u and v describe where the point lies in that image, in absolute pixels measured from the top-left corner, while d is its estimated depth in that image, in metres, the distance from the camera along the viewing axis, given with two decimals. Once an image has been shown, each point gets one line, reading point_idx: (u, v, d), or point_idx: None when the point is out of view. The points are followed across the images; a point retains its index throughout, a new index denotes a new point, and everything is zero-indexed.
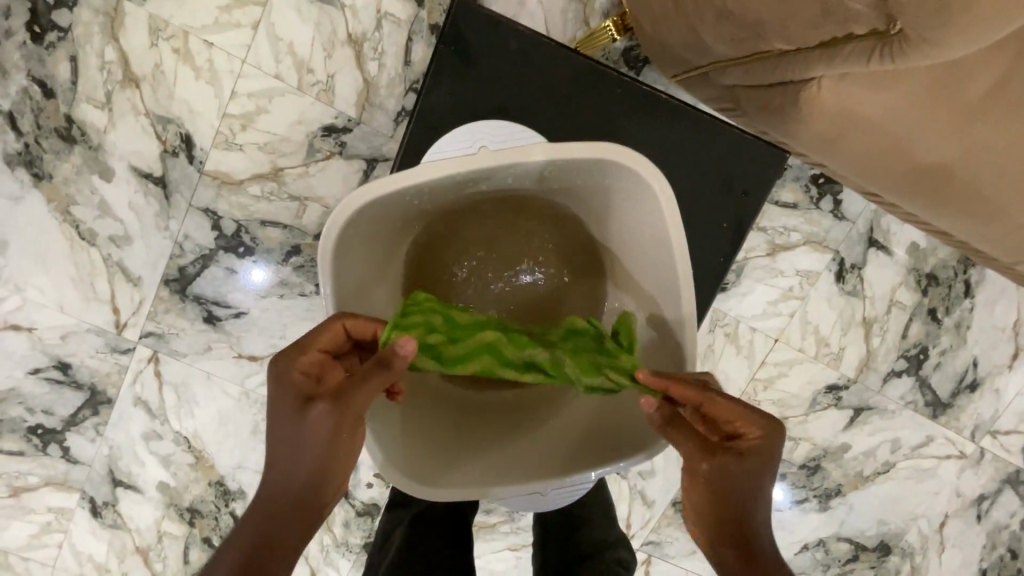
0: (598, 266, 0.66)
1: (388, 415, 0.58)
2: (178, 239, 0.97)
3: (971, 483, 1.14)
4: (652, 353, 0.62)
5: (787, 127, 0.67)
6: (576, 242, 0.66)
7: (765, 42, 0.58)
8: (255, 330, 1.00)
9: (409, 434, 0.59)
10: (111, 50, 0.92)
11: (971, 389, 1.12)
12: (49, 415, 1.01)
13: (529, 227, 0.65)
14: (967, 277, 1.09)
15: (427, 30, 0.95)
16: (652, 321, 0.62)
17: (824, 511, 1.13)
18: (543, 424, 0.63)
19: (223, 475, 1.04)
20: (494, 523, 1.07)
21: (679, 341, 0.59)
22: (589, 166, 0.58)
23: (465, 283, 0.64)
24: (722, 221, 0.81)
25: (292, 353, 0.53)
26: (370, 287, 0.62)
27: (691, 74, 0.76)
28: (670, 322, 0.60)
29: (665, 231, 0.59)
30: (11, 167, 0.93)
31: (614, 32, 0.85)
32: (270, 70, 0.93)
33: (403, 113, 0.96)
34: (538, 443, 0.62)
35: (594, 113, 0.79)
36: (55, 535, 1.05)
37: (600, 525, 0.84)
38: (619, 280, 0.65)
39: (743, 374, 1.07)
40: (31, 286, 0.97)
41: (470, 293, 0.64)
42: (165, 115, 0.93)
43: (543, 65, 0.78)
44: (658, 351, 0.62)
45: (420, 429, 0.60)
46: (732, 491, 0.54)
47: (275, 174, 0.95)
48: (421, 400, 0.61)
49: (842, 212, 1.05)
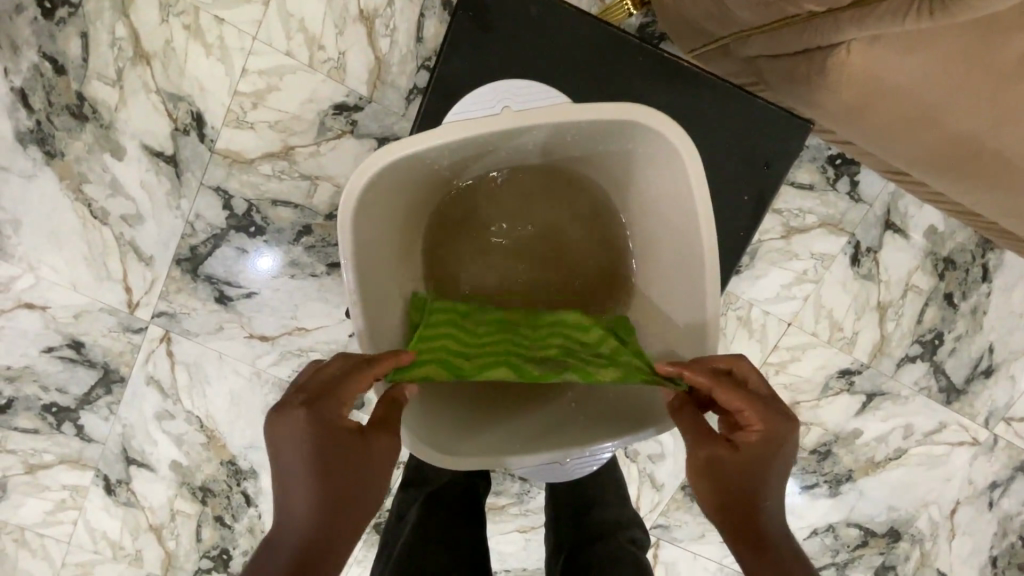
0: (616, 237, 0.67)
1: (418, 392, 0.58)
2: (190, 218, 0.97)
3: (982, 470, 1.14)
4: (673, 327, 0.61)
5: (810, 98, 0.66)
6: (597, 210, 0.67)
7: (795, 6, 0.56)
8: (266, 310, 1.00)
9: (429, 410, 0.59)
10: (123, 26, 0.91)
11: (986, 374, 1.11)
12: (63, 393, 1.02)
13: (548, 200, 0.67)
14: (986, 262, 1.07)
15: (439, 6, 0.93)
16: (674, 294, 0.61)
17: (835, 496, 1.13)
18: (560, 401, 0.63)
19: (235, 454, 1.05)
20: (503, 505, 1.07)
21: (701, 311, 0.58)
22: (613, 129, 0.57)
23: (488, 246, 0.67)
24: (743, 194, 0.80)
25: (329, 395, 0.49)
26: (389, 254, 0.62)
27: (710, 47, 0.75)
28: (691, 293, 0.59)
29: (691, 199, 0.57)
30: (24, 145, 0.93)
31: (630, 6, 0.83)
32: (282, 47, 0.92)
33: (415, 90, 0.95)
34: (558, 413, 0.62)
35: (613, 87, 0.78)
36: (70, 512, 1.06)
37: (612, 504, 0.84)
38: (639, 250, 0.66)
39: (755, 358, 1.07)
40: (44, 264, 0.97)
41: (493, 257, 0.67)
42: (177, 93, 0.93)
43: (560, 37, 0.77)
44: (680, 325, 0.60)
45: (437, 405, 0.60)
46: (734, 488, 0.53)
47: (287, 153, 0.95)
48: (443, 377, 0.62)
49: (859, 194, 1.03)
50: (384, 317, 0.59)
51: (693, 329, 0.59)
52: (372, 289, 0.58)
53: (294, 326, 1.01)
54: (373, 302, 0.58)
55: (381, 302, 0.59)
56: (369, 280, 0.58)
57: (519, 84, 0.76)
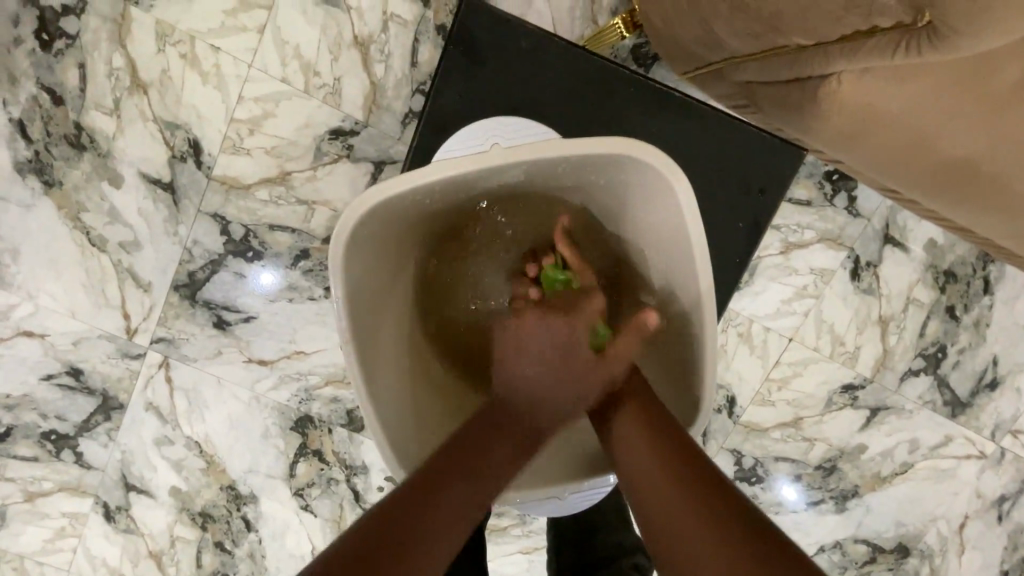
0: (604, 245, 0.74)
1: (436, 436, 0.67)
2: (187, 245, 0.97)
3: (991, 483, 1.12)
4: (667, 328, 0.68)
5: (805, 124, 0.67)
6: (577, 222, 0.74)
7: (782, 36, 0.57)
8: (264, 334, 1.00)
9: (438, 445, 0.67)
10: (120, 56, 0.92)
11: (991, 387, 1.10)
12: (62, 421, 1.01)
13: (524, 228, 0.74)
14: (987, 274, 1.07)
15: (434, 31, 0.94)
16: (672, 299, 0.67)
17: (841, 512, 1.11)
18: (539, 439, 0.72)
19: (235, 479, 1.04)
20: (506, 526, 1.06)
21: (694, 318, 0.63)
22: (606, 161, 0.60)
23: (475, 259, 0.75)
24: (738, 220, 0.82)
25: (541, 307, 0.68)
26: (377, 284, 0.66)
27: (703, 71, 0.75)
28: (687, 302, 0.64)
29: (683, 221, 0.61)
30: (22, 175, 0.94)
31: (623, 30, 0.84)
32: (277, 74, 0.93)
33: (410, 114, 0.95)
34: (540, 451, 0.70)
35: (605, 115, 0.80)
36: (70, 540, 1.06)
37: (618, 528, 0.83)
38: (632, 262, 0.72)
39: (757, 374, 1.07)
40: (43, 292, 0.97)
41: (481, 273, 0.76)
42: (174, 121, 0.93)
43: (554, 66, 0.79)
44: (674, 328, 0.67)
45: None
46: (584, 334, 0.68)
47: (283, 178, 0.95)
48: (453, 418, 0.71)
49: (857, 209, 1.03)
50: (379, 343, 0.66)
51: (689, 334, 0.64)
52: (360, 317, 0.62)
53: (293, 350, 1.01)
54: (362, 332, 0.62)
55: (368, 333, 0.63)
56: (359, 314, 0.62)
57: (521, 123, 0.76)
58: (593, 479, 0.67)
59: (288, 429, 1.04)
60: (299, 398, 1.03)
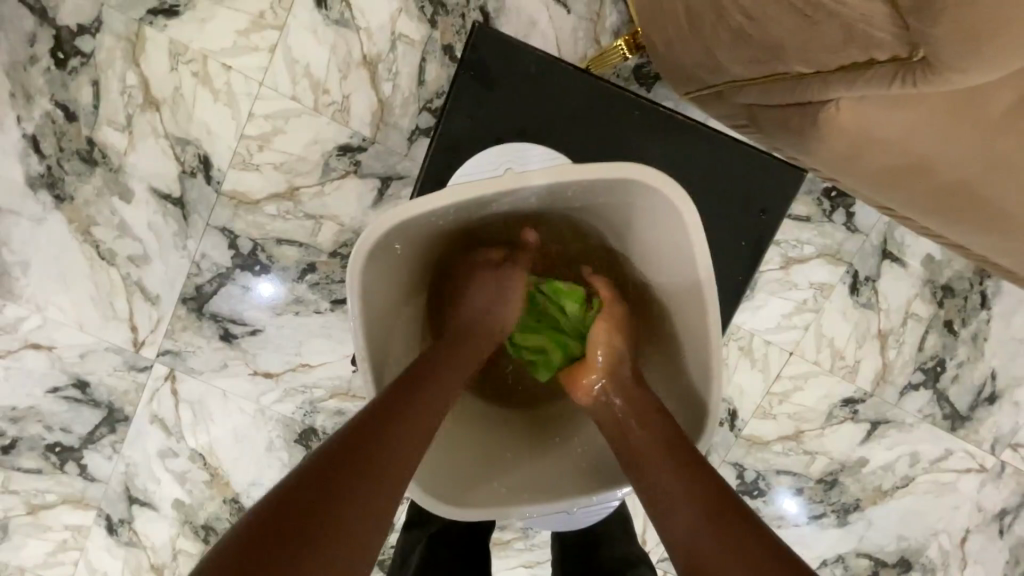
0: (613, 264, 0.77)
1: (446, 450, 0.68)
2: (196, 258, 0.98)
3: (992, 497, 1.12)
4: (677, 347, 0.69)
5: (805, 145, 0.68)
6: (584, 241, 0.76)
7: (784, 65, 0.59)
8: (270, 347, 1.01)
9: (447, 459, 0.67)
10: (133, 75, 0.94)
11: (990, 401, 1.11)
12: (67, 433, 1.02)
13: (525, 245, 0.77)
14: (984, 289, 1.08)
15: (441, 51, 0.96)
16: (681, 321, 0.68)
17: (843, 526, 1.12)
18: (547, 455, 0.73)
19: (238, 492, 1.04)
20: (508, 539, 1.06)
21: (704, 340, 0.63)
22: (615, 184, 0.62)
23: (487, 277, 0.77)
24: (740, 238, 0.84)
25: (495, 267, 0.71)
26: (390, 300, 0.67)
27: (704, 93, 0.76)
28: (694, 321, 0.65)
29: (689, 242, 0.62)
30: (34, 190, 0.95)
31: (626, 51, 0.86)
32: (287, 92, 0.95)
33: (417, 131, 0.97)
34: (549, 466, 0.71)
35: (610, 136, 0.82)
36: (72, 553, 1.05)
37: (623, 541, 0.84)
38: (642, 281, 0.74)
39: (758, 387, 1.08)
40: (52, 304, 0.98)
41: None
42: (185, 137, 0.95)
43: (560, 88, 0.81)
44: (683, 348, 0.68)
45: (452, 458, 0.68)
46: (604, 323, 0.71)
47: (291, 194, 0.97)
48: (461, 433, 0.72)
49: (855, 225, 1.05)
50: (389, 355, 0.67)
51: (697, 354, 0.65)
52: (374, 332, 0.63)
53: (298, 362, 1.02)
54: (376, 346, 0.64)
55: (381, 348, 0.65)
56: (373, 326, 0.63)
57: (534, 149, 0.79)
58: (601, 495, 0.67)
59: (293, 442, 1.04)
60: (304, 411, 1.03)
